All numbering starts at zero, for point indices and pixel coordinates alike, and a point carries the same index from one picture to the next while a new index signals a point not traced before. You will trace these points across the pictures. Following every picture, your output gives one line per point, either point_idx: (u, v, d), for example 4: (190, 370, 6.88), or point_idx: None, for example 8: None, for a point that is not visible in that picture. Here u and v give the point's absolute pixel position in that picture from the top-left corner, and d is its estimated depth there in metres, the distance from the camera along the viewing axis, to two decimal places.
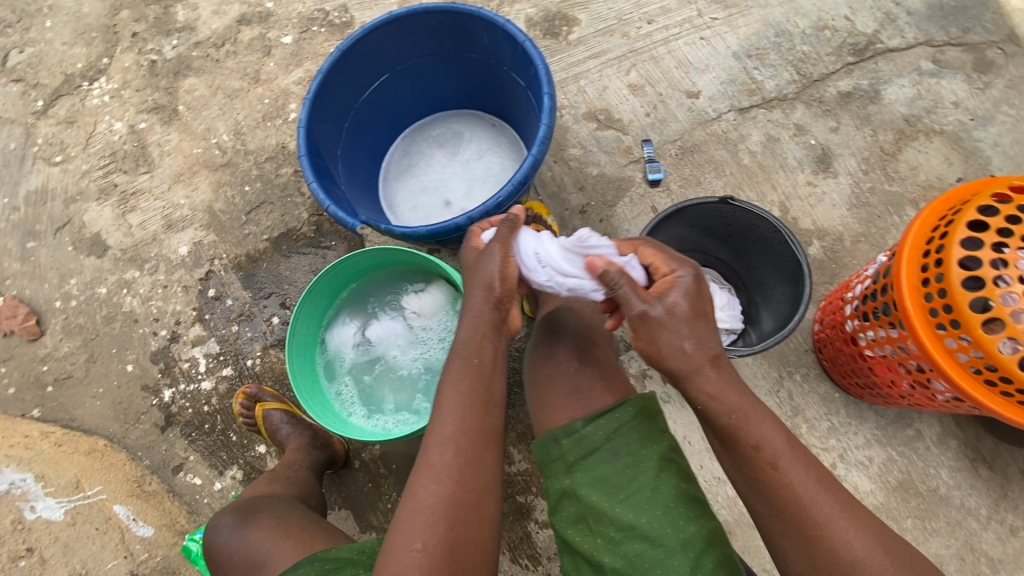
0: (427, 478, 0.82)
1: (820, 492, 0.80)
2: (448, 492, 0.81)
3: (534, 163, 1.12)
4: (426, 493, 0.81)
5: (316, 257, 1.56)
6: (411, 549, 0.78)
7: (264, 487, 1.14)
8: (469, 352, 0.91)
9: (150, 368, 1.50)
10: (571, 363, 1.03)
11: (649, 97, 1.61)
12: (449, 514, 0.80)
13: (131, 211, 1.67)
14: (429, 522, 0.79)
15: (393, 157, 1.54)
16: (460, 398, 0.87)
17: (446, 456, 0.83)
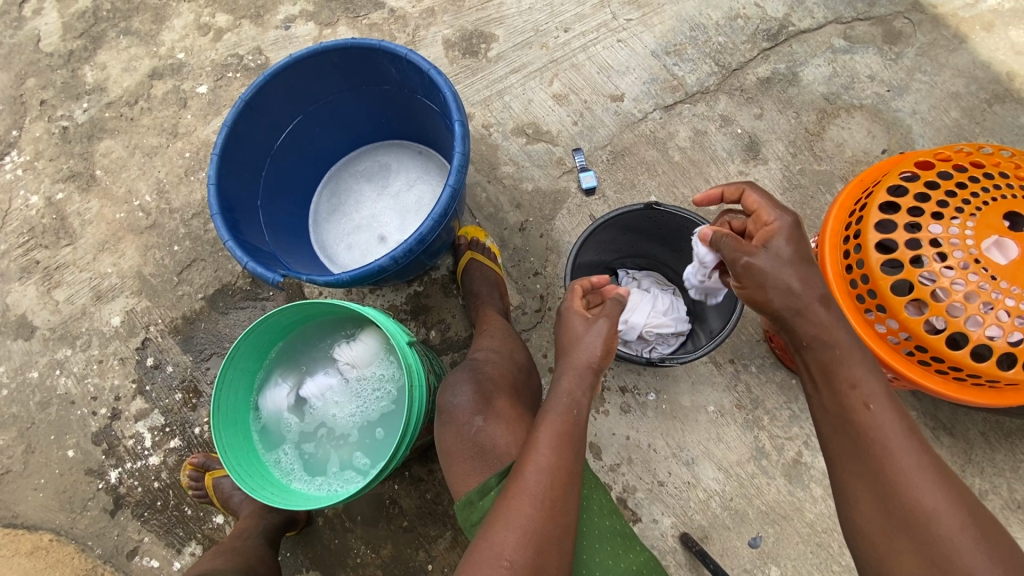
0: (517, 501, 0.78)
1: (901, 435, 0.72)
2: (544, 517, 0.77)
3: (452, 192, 1.09)
4: (520, 514, 0.77)
5: (255, 310, 1.52)
6: (499, 567, 0.74)
7: (212, 564, 1.09)
8: (564, 396, 0.84)
9: (93, 450, 1.43)
10: (476, 424, 1.01)
11: (574, 105, 1.60)
12: (545, 542, 0.76)
13: (57, 287, 1.59)
14: (515, 545, 0.75)
15: (322, 197, 1.50)
16: (557, 428, 0.82)
17: (542, 482, 0.79)
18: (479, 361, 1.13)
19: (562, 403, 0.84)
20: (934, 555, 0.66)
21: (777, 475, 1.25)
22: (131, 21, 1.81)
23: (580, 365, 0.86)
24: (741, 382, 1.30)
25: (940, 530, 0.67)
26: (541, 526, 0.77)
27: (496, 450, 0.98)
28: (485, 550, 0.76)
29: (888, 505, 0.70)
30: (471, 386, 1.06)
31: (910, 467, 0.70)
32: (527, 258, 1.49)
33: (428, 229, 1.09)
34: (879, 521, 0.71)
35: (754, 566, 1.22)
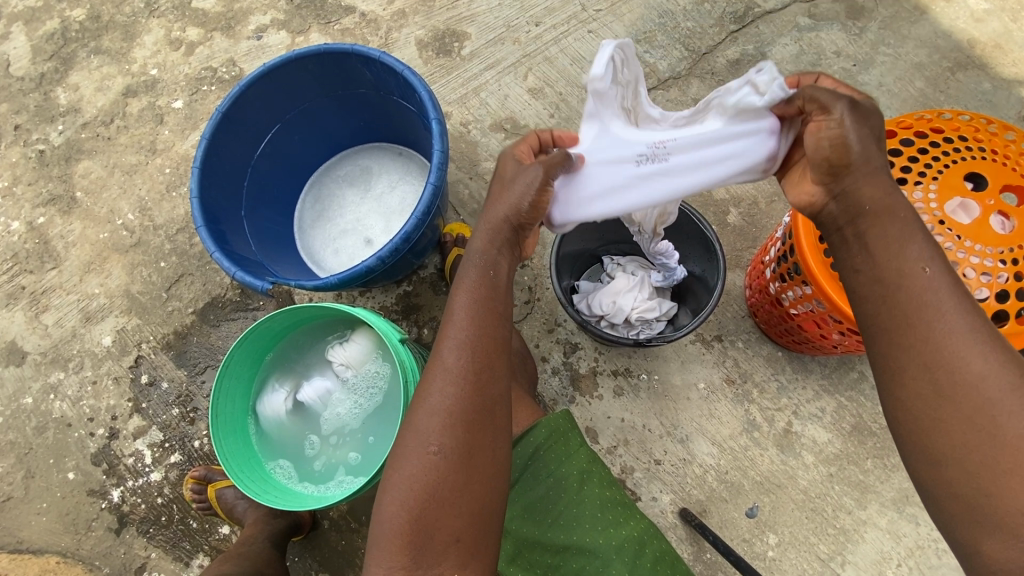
0: (436, 382, 0.75)
1: (952, 301, 0.61)
2: (464, 394, 0.74)
3: (434, 191, 1.11)
4: (440, 397, 0.74)
5: (247, 320, 1.52)
6: (422, 454, 0.73)
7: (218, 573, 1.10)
8: (480, 260, 0.78)
9: (93, 471, 1.43)
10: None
11: (550, 98, 1.62)
12: (469, 417, 0.74)
13: (45, 310, 1.59)
14: (436, 430, 0.73)
15: (305, 204, 1.51)
16: (474, 301, 0.76)
17: (462, 359, 0.74)
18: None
19: (481, 266, 0.78)
20: (979, 419, 0.58)
21: (770, 445, 1.29)
22: (101, 40, 1.80)
23: (495, 220, 0.78)
24: (729, 359, 1.33)
25: (992, 395, 0.58)
26: (464, 402, 0.74)
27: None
28: (411, 437, 0.75)
29: (934, 374, 0.60)
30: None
31: (961, 333, 0.60)
32: None
33: (413, 227, 1.10)
34: (925, 398, 0.60)
35: (753, 536, 1.25)
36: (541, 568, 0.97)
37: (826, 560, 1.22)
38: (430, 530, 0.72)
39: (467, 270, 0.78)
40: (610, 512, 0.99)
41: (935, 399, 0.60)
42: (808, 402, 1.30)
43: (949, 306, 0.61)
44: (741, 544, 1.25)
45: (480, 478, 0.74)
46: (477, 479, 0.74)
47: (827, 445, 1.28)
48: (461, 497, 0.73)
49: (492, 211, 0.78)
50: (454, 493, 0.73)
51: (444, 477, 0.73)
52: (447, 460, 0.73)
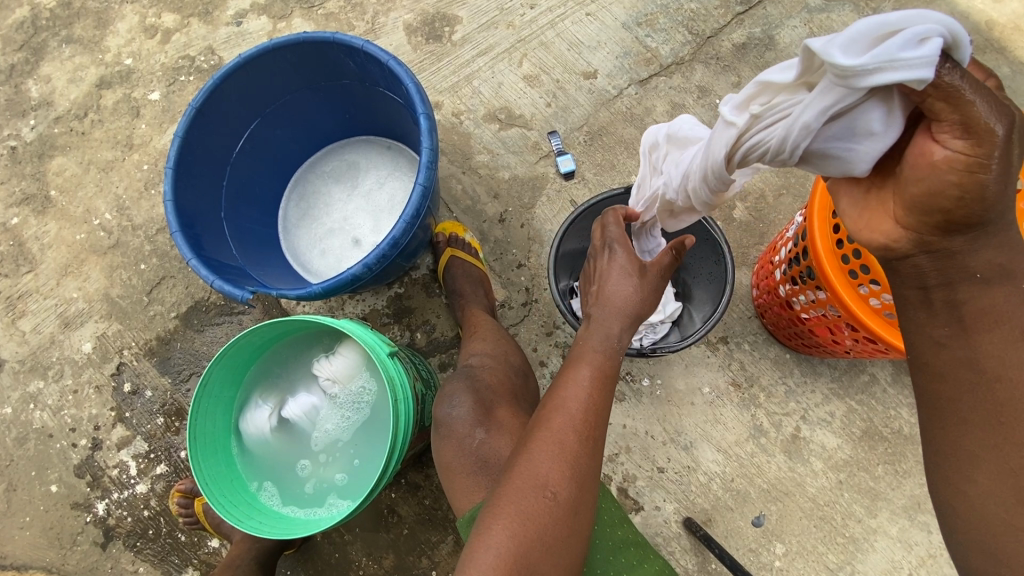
0: (561, 431, 0.78)
1: None
2: (586, 447, 0.77)
3: (423, 192, 1.04)
4: (553, 454, 0.76)
5: (232, 325, 1.46)
6: (542, 495, 0.73)
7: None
8: (604, 341, 0.88)
9: (77, 484, 1.38)
10: (477, 435, 0.98)
11: (546, 86, 1.54)
12: (585, 473, 0.76)
13: (22, 316, 1.52)
14: (561, 474, 0.75)
15: (290, 203, 1.43)
16: (595, 373, 0.84)
17: (586, 416, 0.80)
18: (471, 366, 1.10)
19: (599, 342, 0.88)
20: None
21: (777, 451, 1.24)
22: (72, 28, 1.70)
23: (617, 312, 0.90)
24: (735, 362, 1.28)
25: None
26: (586, 455, 0.77)
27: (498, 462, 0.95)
28: (528, 475, 0.75)
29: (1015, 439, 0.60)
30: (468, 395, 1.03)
31: None
32: (509, 250, 1.44)
33: (401, 232, 1.04)
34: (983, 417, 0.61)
35: (759, 545, 1.21)
36: None
37: (835, 569, 1.19)
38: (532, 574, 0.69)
39: (592, 351, 0.87)
40: (624, 553, 0.94)
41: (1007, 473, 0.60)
42: (817, 406, 1.25)
43: None
44: (747, 553, 1.21)
45: (580, 536, 0.76)
46: (567, 551, 0.73)
47: (836, 451, 1.24)
48: (562, 551, 0.73)
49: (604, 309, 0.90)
50: (547, 558, 0.71)
51: (558, 526, 0.72)
52: (562, 508, 0.74)
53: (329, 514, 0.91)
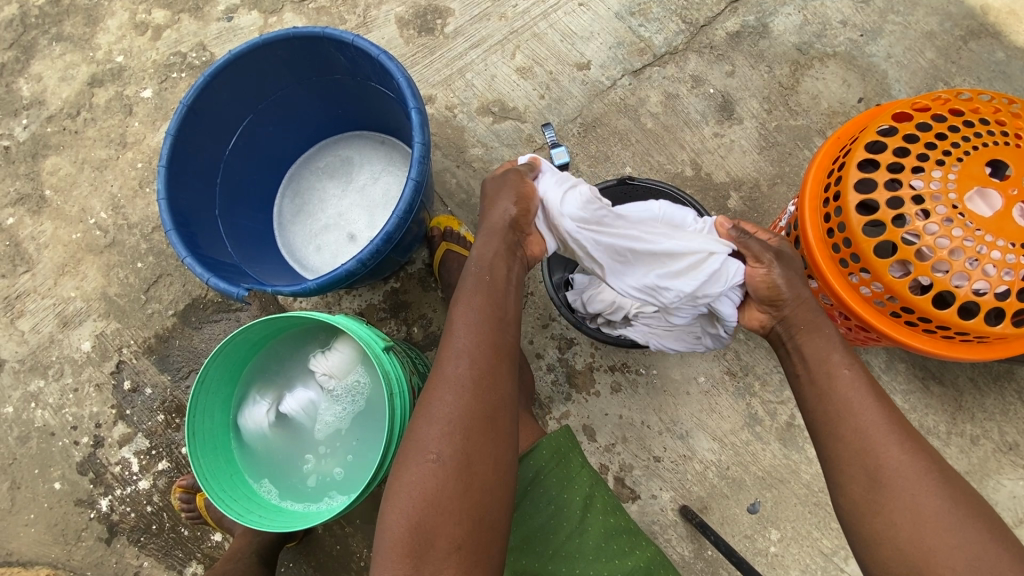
0: (440, 390, 0.82)
1: (869, 402, 0.77)
2: (472, 390, 0.81)
3: (416, 186, 1.04)
4: (439, 403, 0.81)
5: (230, 321, 1.47)
6: (425, 459, 0.78)
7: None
8: (479, 264, 0.92)
9: (80, 481, 1.40)
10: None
11: (539, 78, 1.53)
12: (468, 422, 0.80)
13: (21, 316, 1.53)
14: (439, 435, 0.79)
15: (285, 199, 1.43)
16: (471, 310, 0.87)
17: (459, 370, 0.82)
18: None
19: (474, 283, 0.90)
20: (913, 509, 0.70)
21: (772, 439, 1.25)
22: (62, 26, 1.69)
23: (493, 232, 0.95)
24: (730, 351, 1.29)
25: (911, 487, 0.71)
26: (459, 407, 0.80)
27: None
28: (413, 442, 0.81)
29: (866, 462, 0.74)
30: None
31: (865, 399, 0.77)
32: None
33: (394, 227, 1.04)
34: (860, 475, 0.74)
35: (755, 532, 1.22)
36: None
37: (830, 554, 1.20)
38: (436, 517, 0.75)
39: (467, 279, 0.91)
40: (615, 541, 0.97)
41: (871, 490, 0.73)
42: None
43: (871, 408, 0.76)
44: (743, 540, 1.22)
45: (482, 481, 0.78)
46: (476, 485, 0.78)
47: None
48: (470, 504, 0.77)
49: (487, 222, 0.97)
50: (454, 499, 0.77)
51: (446, 483, 0.77)
52: (449, 464, 0.78)
53: (333, 505, 0.93)
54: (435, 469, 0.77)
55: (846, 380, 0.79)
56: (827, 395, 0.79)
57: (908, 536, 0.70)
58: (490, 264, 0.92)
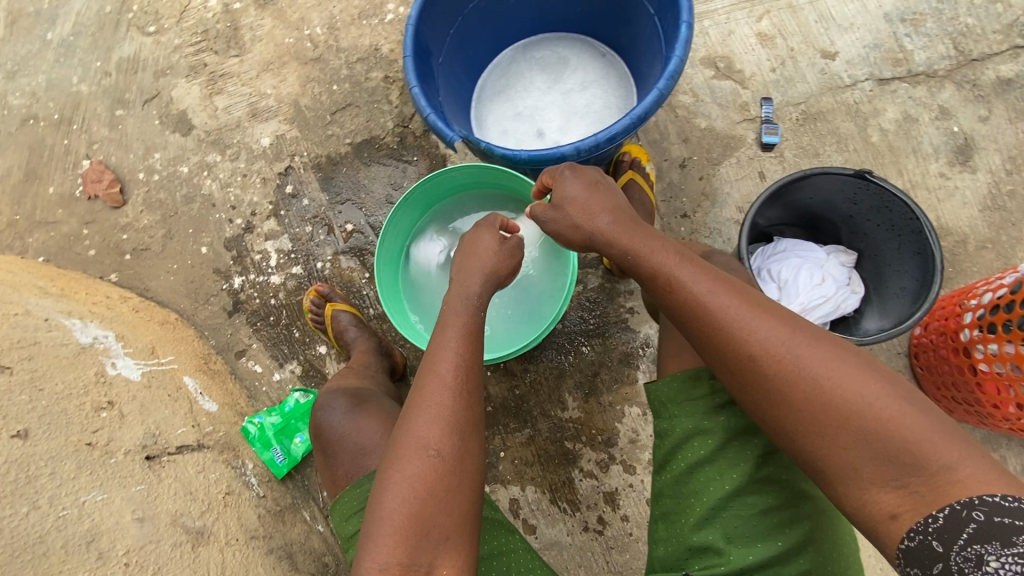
0: (436, 394, 0.77)
1: (755, 320, 0.74)
2: (463, 404, 0.77)
3: (658, 97, 0.99)
4: (438, 398, 0.76)
5: (395, 170, 1.53)
6: (426, 454, 0.73)
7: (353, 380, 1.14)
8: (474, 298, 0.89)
9: (223, 253, 1.51)
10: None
11: (778, 51, 1.46)
12: (466, 425, 0.76)
13: (219, 94, 1.63)
14: (441, 431, 0.74)
15: (490, 76, 1.43)
16: (467, 328, 0.84)
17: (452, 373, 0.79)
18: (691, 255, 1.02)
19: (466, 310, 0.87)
20: (866, 431, 0.67)
21: None
22: None
23: (490, 263, 0.91)
24: None
25: (864, 402, 0.67)
26: (462, 410, 0.76)
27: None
28: (409, 437, 0.74)
29: (811, 397, 0.69)
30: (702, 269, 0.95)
31: (751, 316, 0.74)
32: (680, 197, 1.37)
33: (623, 129, 1.01)
34: (807, 408, 0.70)
35: None
36: (726, 485, 0.82)
37: None
38: (420, 522, 0.70)
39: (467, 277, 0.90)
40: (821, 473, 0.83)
41: (830, 417, 0.69)
42: None
43: (756, 323, 0.74)
44: None
45: (467, 484, 0.74)
46: (460, 489, 0.73)
47: None
48: (455, 497, 0.73)
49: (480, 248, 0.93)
50: (445, 492, 0.72)
51: (449, 478, 0.73)
52: (448, 461, 0.73)
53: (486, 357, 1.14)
54: (434, 466, 0.73)
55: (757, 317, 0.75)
56: (727, 323, 0.75)
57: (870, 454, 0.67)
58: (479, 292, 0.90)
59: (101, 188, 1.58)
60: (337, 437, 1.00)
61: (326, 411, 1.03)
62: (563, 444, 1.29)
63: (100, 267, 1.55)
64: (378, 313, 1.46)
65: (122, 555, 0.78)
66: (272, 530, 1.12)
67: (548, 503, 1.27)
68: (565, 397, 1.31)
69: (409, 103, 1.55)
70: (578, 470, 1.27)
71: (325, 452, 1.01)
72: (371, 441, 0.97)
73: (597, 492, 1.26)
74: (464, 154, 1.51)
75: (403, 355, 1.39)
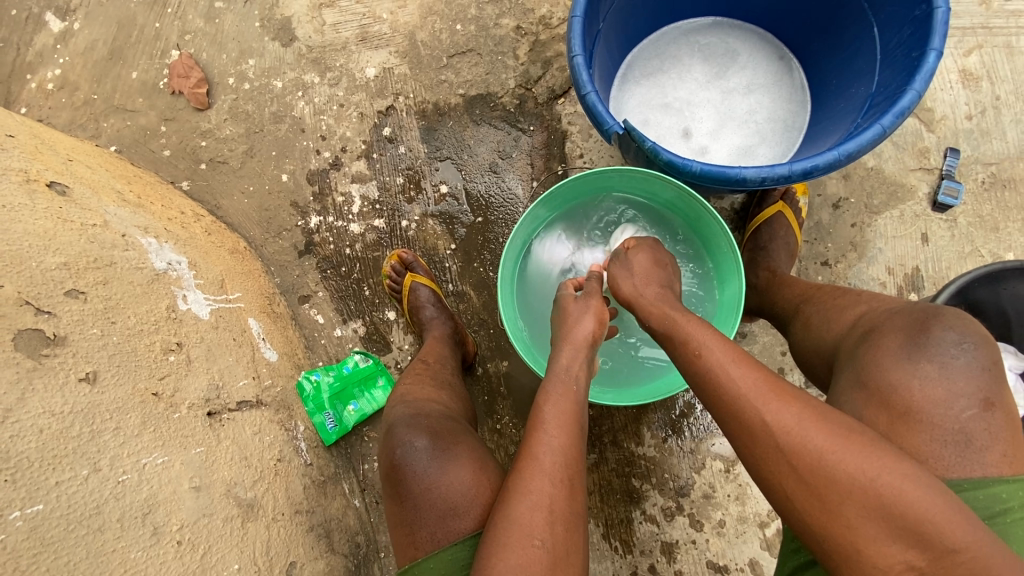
0: (535, 483, 0.71)
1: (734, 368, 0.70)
2: (565, 493, 0.71)
3: (879, 135, 0.82)
4: (536, 487, 0.71)
5: (506, 136, 1.36)
6: (529, 546, 0.67)
7: (432, 395, 1.01)
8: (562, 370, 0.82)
9: (304, 187, 1.39)
10: (962, 406, 0.69)
11: (980, 96, 1.24)
12: (567, 514, 0.70)
13: (329, 7, 1.44)
14: (545, 519, 0.69)
15: (642, 50, 1.21)
16: (558, 405, 0.78)
17: (552, 457, 0.73)
18: (902, 301, 0.81)
19: (557, 381, 0.81)
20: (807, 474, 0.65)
21: None
22: None
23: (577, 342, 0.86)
24: None
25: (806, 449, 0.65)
26: (563, 501, 0.70)
27: (984, 450, 0.68)
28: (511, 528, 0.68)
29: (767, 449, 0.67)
30: (933, 327, 0.73)
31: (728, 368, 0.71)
32: (825, 241, 1.22)
33: (824, 164, 0.83)
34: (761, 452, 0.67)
35: None
36: None
37: None
38: None
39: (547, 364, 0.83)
40: None
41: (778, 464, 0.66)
42: None
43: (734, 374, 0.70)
44: None
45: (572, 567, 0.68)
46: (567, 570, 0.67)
47: None
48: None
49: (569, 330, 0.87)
50: None
51: (556, 569, 0.67)
52: (553, 553, 0.67)
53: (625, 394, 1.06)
54: (539, 559, 0.66)
55: (693, 327, 0.77)
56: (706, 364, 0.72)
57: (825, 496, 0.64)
58: (578, 368, 0.83)
59: (187, 85, 1.44)
60: (421, 487, 0.84)
61: (404, 449, 0.88)
62: (629, 480, 1.18)
63: (172, 171, 1.43)
64: (456, 291, 1.34)
65: (175, 532, 0.72)
66: (315, 504, 1.04)
67: (599, 538, 1.17)
68: (643, 432, 1.19)
69: (537, 63, 1.37)
70: (639, 512, 1.17)
71: (405, 501, 0.85)
72: (465, 496, 0.82)
73: (654, 538, 1.16)
74: (586, 136, 1.34)
75: (475, 343, 1.28)
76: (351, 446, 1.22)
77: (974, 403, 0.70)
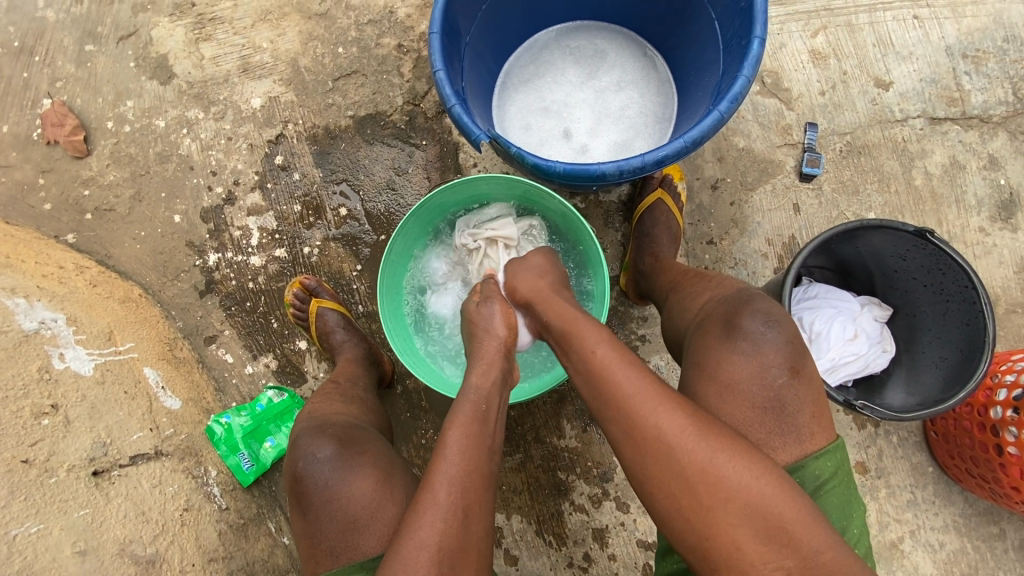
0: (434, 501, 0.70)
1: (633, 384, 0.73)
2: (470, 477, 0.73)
3: (718, 121, 0.89)
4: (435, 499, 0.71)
5: (401, 152, 1.38)
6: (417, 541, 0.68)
7: (341, 409, 1.00)
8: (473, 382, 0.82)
9: (198, 226, 1.35)
10: (775, 374, 0.77)
11: (830, 72, 1.35)
12: (462, 500, 0.71)
13: (206, 40, 1.42)
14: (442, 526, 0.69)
15: (518, 59, 1.25)
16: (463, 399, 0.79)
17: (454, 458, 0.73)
18: (732, 287, 0.89)
19: (468, 387, 0.81)
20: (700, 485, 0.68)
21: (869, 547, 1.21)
22: None
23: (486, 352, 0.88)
24: (874, 446, 1.23)
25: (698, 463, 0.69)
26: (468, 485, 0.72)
27: (797, 414, 0.77)
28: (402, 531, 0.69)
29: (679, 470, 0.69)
30: (747, 312, 0.81)
31: (628, 379, 0.74)
32: (708, 221, 1.30)
33: (674, 152, 0.89)
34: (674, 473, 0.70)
35: None
36: None
37: None
38: None
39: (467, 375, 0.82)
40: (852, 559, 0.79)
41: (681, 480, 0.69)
42: (931, 529, 1.21)
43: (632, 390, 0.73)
44: None
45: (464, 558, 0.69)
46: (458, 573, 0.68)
47: None
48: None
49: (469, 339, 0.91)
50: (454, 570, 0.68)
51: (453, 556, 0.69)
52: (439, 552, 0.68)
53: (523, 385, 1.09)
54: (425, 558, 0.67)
55: (590, 346, 0.79)
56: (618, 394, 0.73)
57: (678, 493, 0.69)
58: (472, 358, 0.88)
59: (61, 133, 1.37)
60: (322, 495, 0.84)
61: (306, 460, 0.87)
62: (556, 474, 1.21)
63: (55, 225, 1.36)
64: (367, 312, 1.34)
65: None
66: (232, 550, 1.04)
67: (533, 535, 1.20)
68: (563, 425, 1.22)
69: (423, 79, 1.39)
70: (568, 502, 1.20)
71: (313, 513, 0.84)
72: (365, 509, 0.82)
73: (586, 527, 1.20)
74: None
75: (392, 361, 1.29)
76: (274, 483, 1.18)
77: (784, 371, 0.78)
